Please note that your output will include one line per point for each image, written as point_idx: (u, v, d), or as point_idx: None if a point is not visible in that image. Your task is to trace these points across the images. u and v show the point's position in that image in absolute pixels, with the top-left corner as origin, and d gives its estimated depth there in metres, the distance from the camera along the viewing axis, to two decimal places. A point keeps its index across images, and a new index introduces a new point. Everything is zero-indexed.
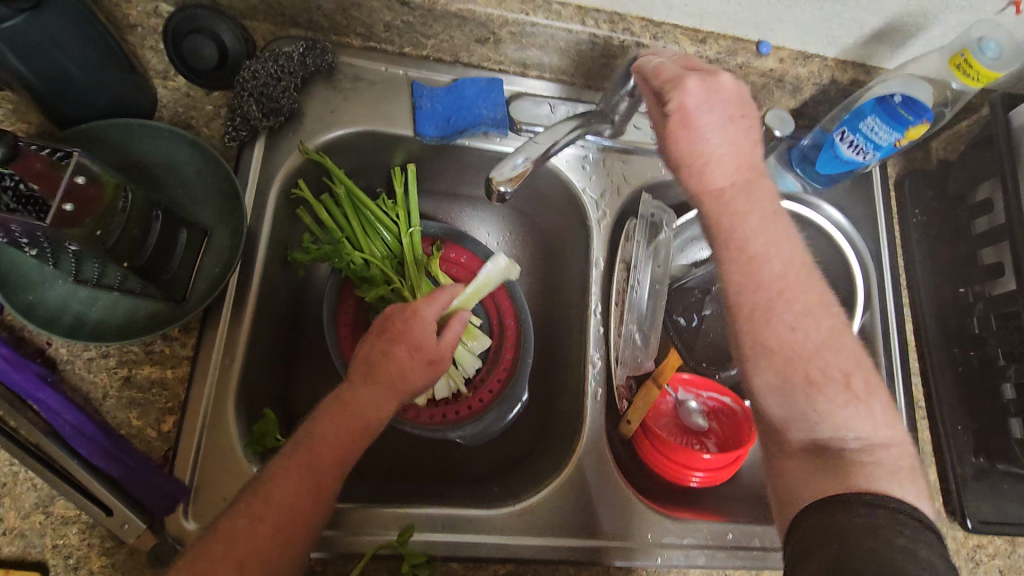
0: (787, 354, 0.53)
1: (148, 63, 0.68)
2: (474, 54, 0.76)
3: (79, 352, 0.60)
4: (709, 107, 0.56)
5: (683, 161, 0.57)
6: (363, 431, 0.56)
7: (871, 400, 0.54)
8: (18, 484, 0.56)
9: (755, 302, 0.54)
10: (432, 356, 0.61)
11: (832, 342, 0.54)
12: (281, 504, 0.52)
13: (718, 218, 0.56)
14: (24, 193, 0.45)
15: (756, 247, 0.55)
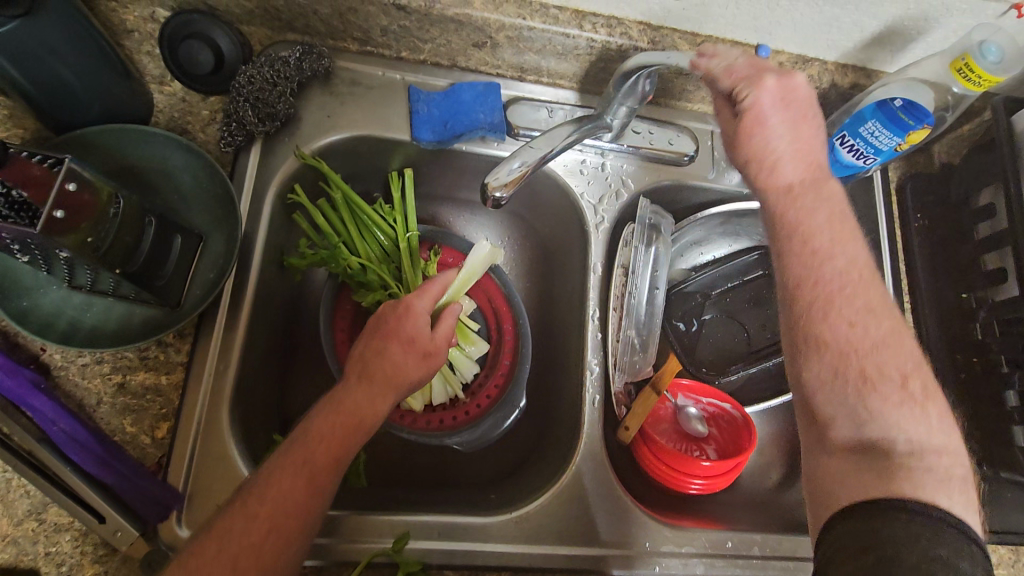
0: (844, 350, 0.52)
1: (144, 68, 0.68)
2: (472, 58, 0.75)
3: (73, 358, 0.60)
4: (783, 107, 0.57)
5: (758, 157, 0.58)
6: (359, 426, 0.56)
7: (927, 405, 0.51)
8: (11, 491, 0.56)
9: (815, 295, 0.54)
10: (426, 349, 0.61)
11: (893, 342, 0.53)
12: (276, 501, 0.51)
13: (784, 213, 0.57)
14: (17, 200, 0.45)
15: (822, 242, 0.55)
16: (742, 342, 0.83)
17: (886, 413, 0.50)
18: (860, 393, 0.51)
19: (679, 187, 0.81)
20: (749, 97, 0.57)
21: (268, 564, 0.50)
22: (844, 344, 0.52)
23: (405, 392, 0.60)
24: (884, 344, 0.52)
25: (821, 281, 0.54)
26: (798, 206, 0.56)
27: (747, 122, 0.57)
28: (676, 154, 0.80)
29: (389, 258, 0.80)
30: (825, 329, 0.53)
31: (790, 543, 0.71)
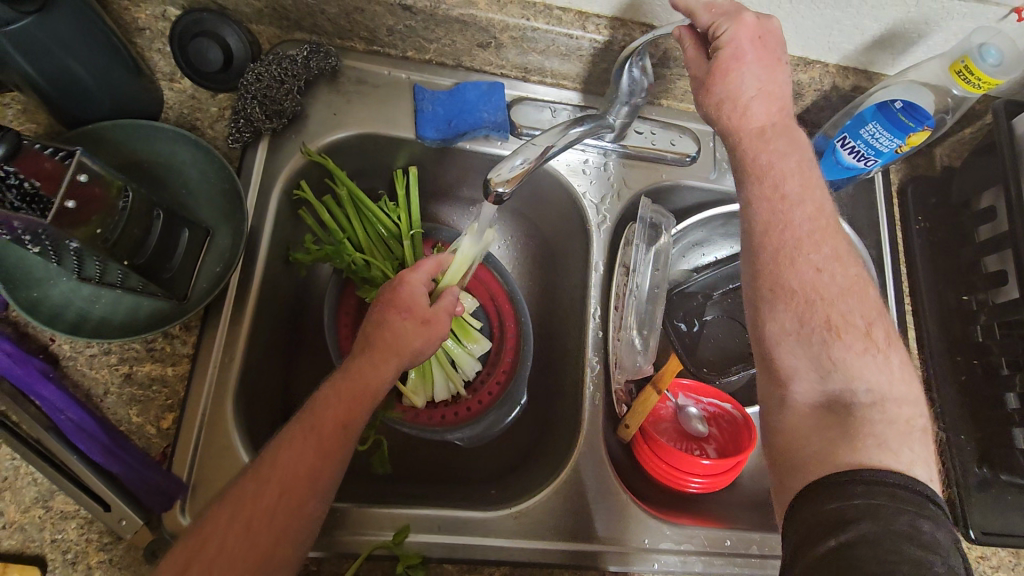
0: (808, 296, 0.55)
1: (155, 65, 0.69)
2: (476, 58, 0.76)
3: (81, 348, 0.61)
4: (759, 45, 0.58)
5: (727, 100, 0.60)
6: (367, 396, 0.56)
7: (887, 351, 0.55)
8: (19, 478, 0.57)
9: (782, 244, 0.56)
10: (424, 317, 0.61)
11: (856, 290, 0.56)
12: (286, 467, 0.52)
13: (755, 156, 0.59)
14: (27, 191, 0.46)
15: (791, 188, 0.58)
16: (742, 342, 0.84)
17: (841, 357, 0.54)
18: (824, 341, 0.54)
19: (681, 187, 0.82)
20: (722, 38, 0.58)
21: (280, 530, 0.51)
22: (805, 288, 0.55)
23: (410, 361, 0.60)
24: (845, 292, 0.55)
25: (791, 230, 0.56)
26: (761, 146, 0.59)
27: (718, 66, 0.59)
28: (677, 155, 0.81)
29: (393, 256, 0.81)
30: (792, 276, 0.56)
31: None
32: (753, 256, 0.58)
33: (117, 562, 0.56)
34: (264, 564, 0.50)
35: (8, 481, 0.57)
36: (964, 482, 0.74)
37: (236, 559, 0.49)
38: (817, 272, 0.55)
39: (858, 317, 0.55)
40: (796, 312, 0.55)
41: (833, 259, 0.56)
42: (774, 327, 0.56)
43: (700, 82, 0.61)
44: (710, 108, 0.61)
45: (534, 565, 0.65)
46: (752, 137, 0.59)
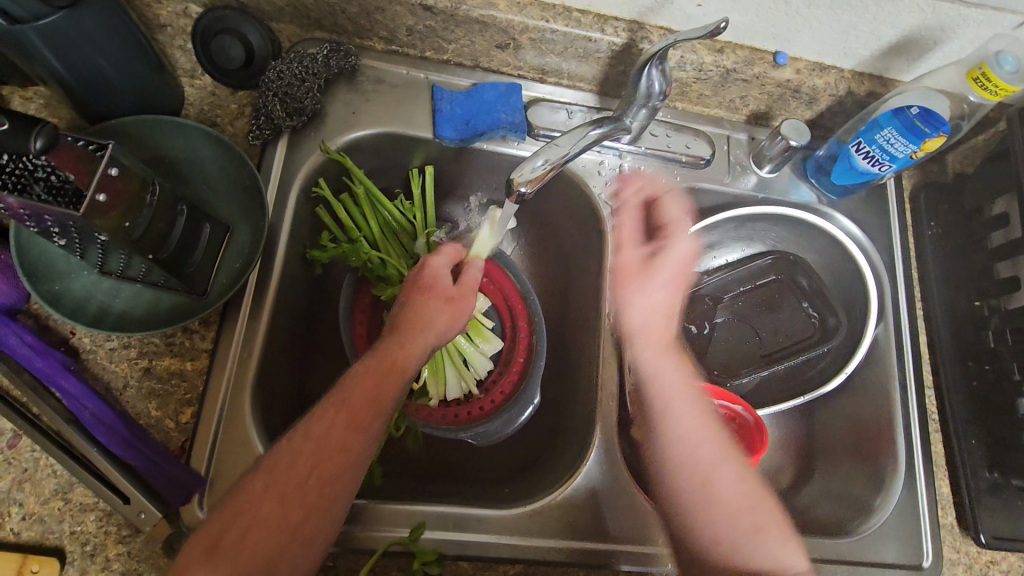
0: (707, 494, 0.61)
1: (176, 62, 0.70)
2: (494, 59, 0.77)
3: (101, 341, 0.61)
4: (665, 275, 0.68)
5: (640, 301, 0.68)
6: (395, 373, 0.58)
7: (786, 538, 0.60)
8: (39, 470, 0.57)
9: (703, 537, 0.60)
10: (447, 296, 0.64)
11: (746, 484, 0.62)
12: (316, 440, 0.54)
13: (676, 470, 0.63)
14: (55, 184, 0.46)
15: (713, 484, 0.62)
16: (755, 344, 0.84)
17: (758, 553, 0.59)
18: (742, 531, 0.60)
19: (696, 189, 0.83)
20: (665, 242, 0.70)
21: (311, 500, 0.53)
22: (722, 498, 0.61)
23: (436, 340, 0.62)
24: (757, 495, 0.62)
25: (703, 445, 0.63)
26: (670, 353, 0.67)
27: (654, 268, 0.69)
28: (692, 157, 0.81)
29: (408, 254, 0.82)
30: (716, 487, 0.62)
31: None
32: (672, 489, 0.63)
33: (136, 555, 0.56)
34: (298, 532, 0.53)
35: (28, 473, 0.57)
36: (974, 487, 0.75)
37: (270, 525, 0.52)
38: (732, 482, 0.62)
39: (769, 518, 0.61)
40: (717, 512, 0.61)
41: (744, 473, 0.63)
42: (702, 531, 0.60)
43: (619, 270, 0.70)
44: (625, 300, 0.69)
45: (548, 564, 0.65)
46: (664, 345, 0.67)
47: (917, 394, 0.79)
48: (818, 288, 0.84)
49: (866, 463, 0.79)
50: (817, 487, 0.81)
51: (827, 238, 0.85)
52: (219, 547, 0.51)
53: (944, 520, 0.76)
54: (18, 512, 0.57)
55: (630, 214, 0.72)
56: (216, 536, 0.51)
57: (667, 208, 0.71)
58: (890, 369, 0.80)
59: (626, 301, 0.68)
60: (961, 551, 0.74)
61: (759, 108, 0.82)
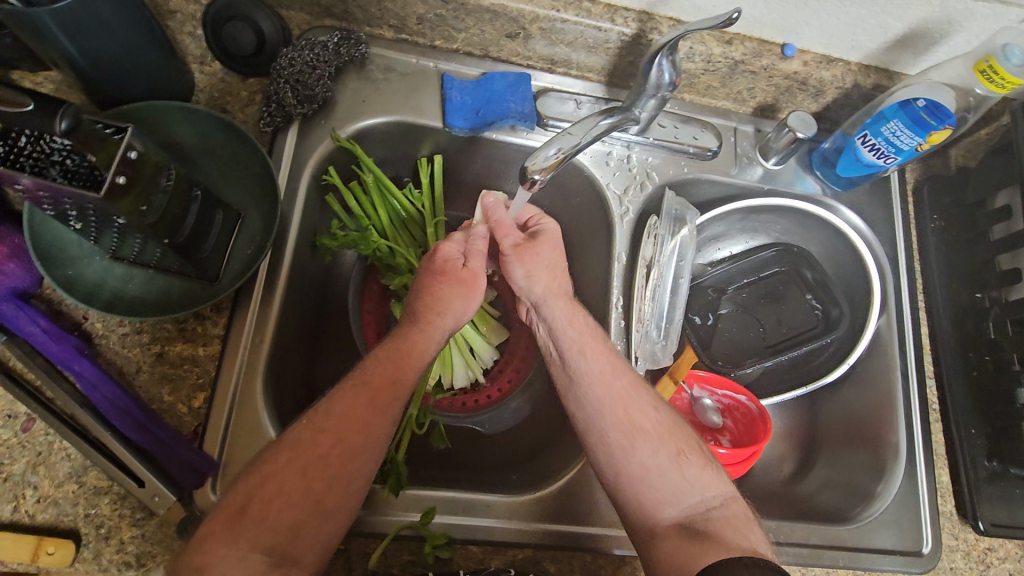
0: (633, 428, 0.62)
1: (186, 48, 0.70)
2: (504, 48, 0.77)
3: (113, 327, 0.61)
4: (551, 249, 0.69)
5: (537, 273, 0.68)
6: (417, 355, 0.61)
7: (708, 466, 0.62)
8: (53, 454, 0.58)
9: (631, 470, 0.61)
10: (460, 277, 0.66)
11: (665, 423, 0.63)
12: (341, 416, 0.57)
13: (601, 421, 0.63)
14: (71, 167, 0.47)
15: (631, 420, 0.62)
16: (759, 336, 0.84)
17: (683, 482, 0.60)
18: (667, 460, 0.61)
19: (703, 180, 0.83)
20: (540, 226, 0.72)
21: (333, 476, 0.55)
22: (642, 428, 0.62)
23: (451, 322, 0.65)
24: (675, 425, 0.64)
25: (616, 381, 0.64)
26: (567, 304, 0.68)
27: (537, 241, 0.69)
28: (699, 149, 0.82)
29: (417, 243, 0.82)
30: (636, 420, 0.62)
31: (804, 531, 0.72)
32: (602, 440, 0.62)
33: (150, 537, 0.57)
34: (319, 507, 0.54)
35: (42, 456, 0.58)
36: (973, 475, 0.76)
37: (293, 498, 0.53)
38: (649, 413, 0.63)
39: (689, 446, 0.63)
40: (647, 453, 0.61)
41: (656, 404, 0.65)
42: (627, 468, 0.61)
43: (510, 251, 0.69)
44: (521, 275, 0.68)
45: (555, 548, 0.65)
46: (567, 298, 0.68)
47: (917, 384, 0.80)
48: (822, 281, 0.85)
49: (868, 452, 0.80)
50: (819, 475, 0.82)
51: (833, 230, 0.85)
52: (241, 519, 0.52)
53: (943, 508, 0.77)
54: (33, 495, 0.57)
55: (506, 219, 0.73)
56: (239, 507, 0.52)
57: (526, 210, 0.74)
58: (892, 359, 0.81)
59: (522, 276, 0.68)
60: (960, 538, 0.76)
61: (766, 100, 0.83)
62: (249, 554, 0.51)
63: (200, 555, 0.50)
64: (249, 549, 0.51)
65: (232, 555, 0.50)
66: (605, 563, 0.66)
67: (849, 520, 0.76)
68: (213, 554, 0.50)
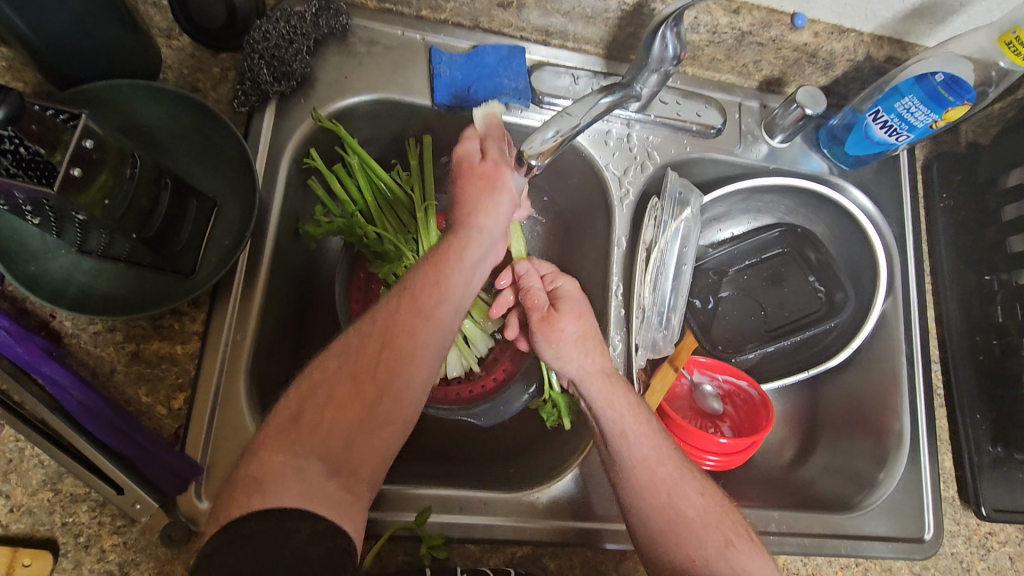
0: (677, 515, 0.59)
1: (151, 20, 0.64)
2: (495, 19, 0.72)
3: (84, 325, 0.58)
4: (573, 319, 0.66)
5: (565, 350, 0.66)
6: (456, 256, 0.58)
7: (757, 555, 0.58)
8: (25, 460, 0.55)
9: (674, 556, 0.58)
10: (479, 170, 0.61)
11: (712, 511, 0.60)
12: (384, 322, 0.54)
13: (642, 508, 0.60)
14: (25, 156, 0.42)
15: (675, 504, 0.59)
16: (760, 319, 0.82)
17: (731, 573, 0.57)
18: (713, 550, 0.57)
19: (706, 159, 0.79)
20: (558, 285, 0.70)
21: (383, 381, 0.52)
22: (687, 518, 0.59)
23: (490, 221, 0.61)
24: (721, 511, 0.60)
25: (659, 467, 0.60)
26: (605, 381, 0.64)
27: (559, 312, 0.67)
28: (702, 126, 0.78)
29: (405, 229, 0.77)
30: (681, 509, 0.59)
31: (806, 520, 0.71)
32: (645, 526, 0.59)
33: (133, 545, 0.54)
34: (371, 416, 0.51)
35: (12, 464, 0.54)
36: (977, 460, 0.75)
37: (345, 405, 0.50)
38: (695, 501, 0.60)
39: (738, 534, 0.59)
40: (692, 543, 0.58)
41: (704, 489, 0.61)
42: (670, 556, 0.58)
43: (535, 325, 0.68)
44: (552, 354, 0.67)
45: (555, 545, 0.64)
46: (602, 376, 0.64)
47: (922, 368, 0.78)
48: (826, 262, 0.82)
49: (871, 439, 0.79)
50: (819, 460, 0.81)
51: (839, 210, 0.82)
52: (296, 424, 0.49)
53: (945, 493, 0.76)
54: (5, 504, 0.54)
55: (534, 282, 0.72)
56: (294, 411, 0.50)
57: (543, 266, 0.74)
58: (897, 343, 0.79)
59: (552, 356, 0.66)
60: (961, 523, 0.75)
61: (772, 73, 0.79)
62: (307, 462, 0.47)
63: (258, 466, 0.47)
64: (307, 457, 0.48)
65: (289, 459, 0.47)
66: (605, 558, 0.64)
67: (852, 508, 0.74)
68: (274, 461, 0.46)
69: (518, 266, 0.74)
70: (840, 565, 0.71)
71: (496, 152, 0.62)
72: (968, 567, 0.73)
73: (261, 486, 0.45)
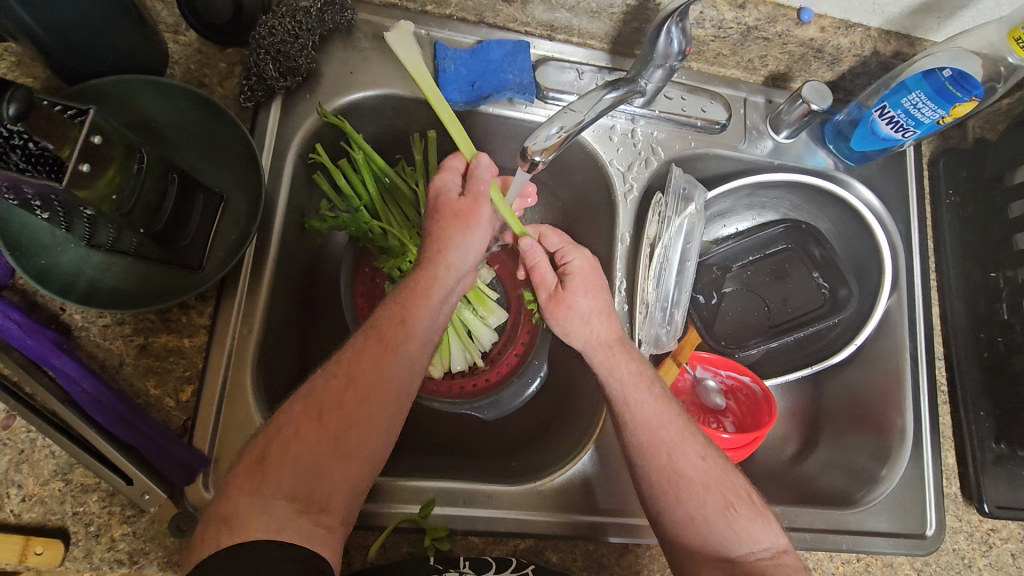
0: (678, 477, 0.60)
1: (158, 15, 0.65)
2: (500, 14, 0.72)
3: (93, 318, 0.58)
4: (583, 294, 0.67)
5: (572, 325, 0.68)
6: (423, 291, 0.59)
7: (758, 517, 0.60)
8: (36, 451, 0.55)
9: (674, 514, 0.59)
10: (454, 210, 0.62)
11: (716, 473, 0.61)
12: (349, 363, 0.54)
13: (649, 474, 0.61)
14: (34, 152, 0.43)
15: (677, 476, 0.60)
16: (763, 316, 0.82)
17: (730, 533, 0.58)
18: (712, 510, 0.59)
19: (711, 155, 0.79)
20: (569, 260, 0.69)
21: (350, 411, 0.52)
22: (687, 478, 0.60)
23: (460, 256, 0.62)
24: (724, 474, 0.61)
25: (662, 430, 0.62)
26: (613, 354, 0.66)
27: (567, 290, 0.67)
28: (707, 122, 0.77)
29: (412, 223, 0.77)
30: (682, 470, 0.60)
31: (807, 515, 0.71)
32: (646, 481, 0.61)
33: (142, 535, 0.55)
34: (341, 448, 0.51)
35: (24, 454, 0.55)
36: (980, 457, 0.75)
37: (311, 442, 0.50)
38: (696, 464, 0.61)
39: (737, 495, 0.60)
40: (692, 501, 0.59)
41: (706, 454, 0.62)
42: (671, 514, 0.59)
43: (546, 304, 0.70)
44: (562, 328, 0.69)
45: (557, 538, 0.64)
46: (608, 347, 0.66)
47: (926, 365, 0.78)
48: (830, 259, 0.81)
49: (873, 435, 0.79)
50: (822, 456, 0.81)
51: (845, 207, 0.82)
52: (263, 463, 0.49)
53: (948, 490, 0.76)
54: (17, 494, 0.55)
55: (539, 258, 0.69)
56: (260, 453, 0.50)
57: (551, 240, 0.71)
58: (902, 340, 0.79)
59: (561, 330, 0.69)
60: (963, 520, 0.75)
61: (778, 69, 0.78)
62: (275, 502, 0.47)
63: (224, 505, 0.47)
64: (272, 498, 0.48)
65: (258, 500, 0.47)
66: (607, 551, 0.65)
67: (853, 504, 0.75)
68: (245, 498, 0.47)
69: (522, 241, 0.69)
70: (841, 561, 0.71)
71: (475, 189, 0.63)
72: (969, 563, 0.73)
73: (229, 522, 0.46)
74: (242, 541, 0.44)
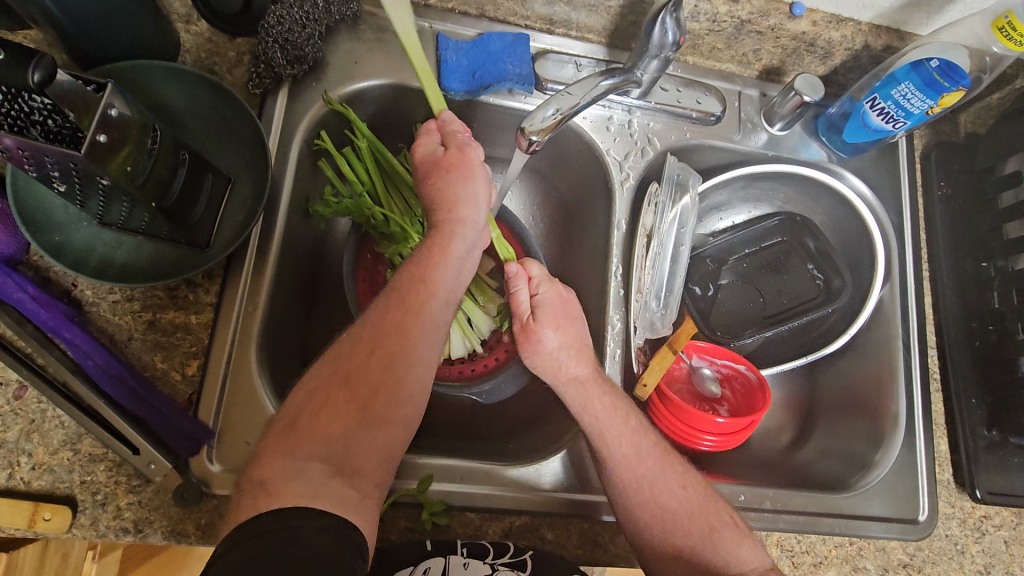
0: (661, 508, 0.61)
1: (171, 6, 0.67)
2: (501, 7, 0.74)
3: (103, 294, 0.60)
4: (553, 329, 0.68)
5: (542, 360, 0.68)
6: (441, 251, 0.60)
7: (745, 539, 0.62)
8: (47, 421, 0.57)
9: (658, 544, 0.61)
10: (444, 163, 0.63)
11: (696, 501, 0.63)
12: (375, 324, 0.55)
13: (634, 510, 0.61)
14: (53, 128, 0.47)
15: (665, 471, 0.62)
16: (758, 306, 0.83)
17: (716, 558, 0.60)
18: (697, 535, 0.61)
19: (706, 146, 0.81)
20: (541, 293, 0.71)
21: (376, 383, 0.53)
22: (669, 509, 0.62)
23: (473, 210, 0.63)
24: (704, 499, 0.63)
25: (639, 464, 0.63)
26: (588, 393, 0.66)
27: (538, 322, 0.69)
28: (703, 114, 0.79)
29: (412, 211, 0.78)
30: (664, 502, 0.62)
31: (800, 499, 0.72)
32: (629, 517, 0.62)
33: (146, 504, 0.56)
34: (367, 414, 0.52)
35: (35, 424, 0.57)
36: (972, 444, 0.76)
37: (338, 407, 0.51)
38: (677, 493, 0.63)
39: (721, 520, 0.62)
40: (675, 530, 0.61)
41: (685, 482, 0.64)
42: (657, 548, 0.61)
43: (518, 336, 0.70)
44: (534, 363, 0.69)
45: (554, 516, 0.65)
46: (580, 383, 0.66)
47: (919, 353, 0.79)
48: (825, 250, 0.83)
49: (866, 421, 0.80)
50: (816, 444, 0.82)
51: (838, 198, 0.84)
52: (293, 430, 0.50)
53: (941, 476, 0.77)
54: (27, 462, 0.56)
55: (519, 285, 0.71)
56: (290, 419, 0.51)
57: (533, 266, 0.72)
58: (895, 328, 0.80)
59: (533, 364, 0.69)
60: (956, 506, 0.76)
61: (771, 63, 0.80)
62: (307, 464, 0.48)
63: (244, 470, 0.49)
64: (305, 460, 0.48)
65: (290, 462, 0.48)
66: (602, 530, 0.66)
67: (847, 488, 0.75)
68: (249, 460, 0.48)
69: (506, 266, 0.72)
70: (834, 544, 0.72)
71: (457, 144, 0.64)
72: (963, 549, 0.74)
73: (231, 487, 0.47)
74: (244, 504, 0.45)
